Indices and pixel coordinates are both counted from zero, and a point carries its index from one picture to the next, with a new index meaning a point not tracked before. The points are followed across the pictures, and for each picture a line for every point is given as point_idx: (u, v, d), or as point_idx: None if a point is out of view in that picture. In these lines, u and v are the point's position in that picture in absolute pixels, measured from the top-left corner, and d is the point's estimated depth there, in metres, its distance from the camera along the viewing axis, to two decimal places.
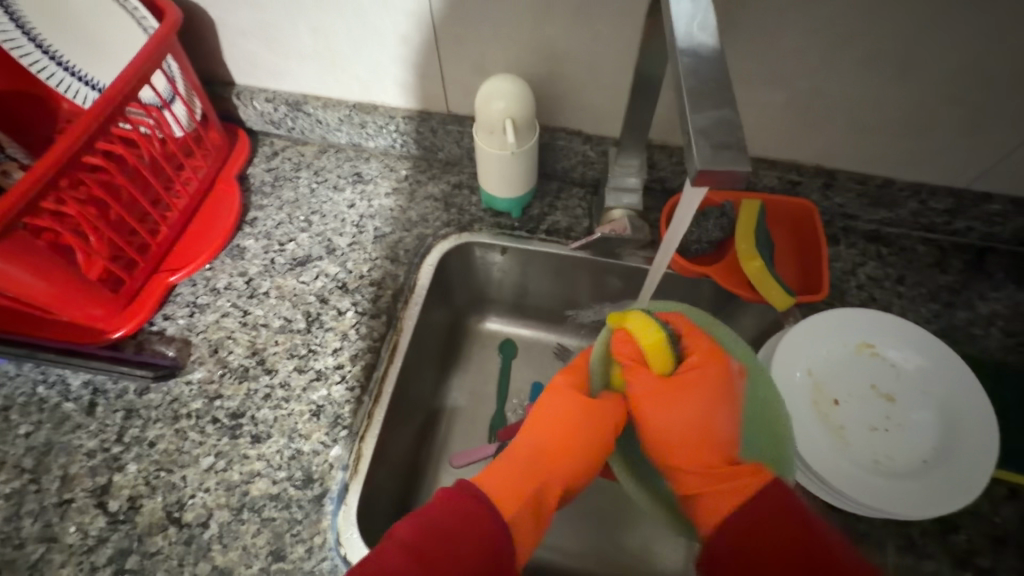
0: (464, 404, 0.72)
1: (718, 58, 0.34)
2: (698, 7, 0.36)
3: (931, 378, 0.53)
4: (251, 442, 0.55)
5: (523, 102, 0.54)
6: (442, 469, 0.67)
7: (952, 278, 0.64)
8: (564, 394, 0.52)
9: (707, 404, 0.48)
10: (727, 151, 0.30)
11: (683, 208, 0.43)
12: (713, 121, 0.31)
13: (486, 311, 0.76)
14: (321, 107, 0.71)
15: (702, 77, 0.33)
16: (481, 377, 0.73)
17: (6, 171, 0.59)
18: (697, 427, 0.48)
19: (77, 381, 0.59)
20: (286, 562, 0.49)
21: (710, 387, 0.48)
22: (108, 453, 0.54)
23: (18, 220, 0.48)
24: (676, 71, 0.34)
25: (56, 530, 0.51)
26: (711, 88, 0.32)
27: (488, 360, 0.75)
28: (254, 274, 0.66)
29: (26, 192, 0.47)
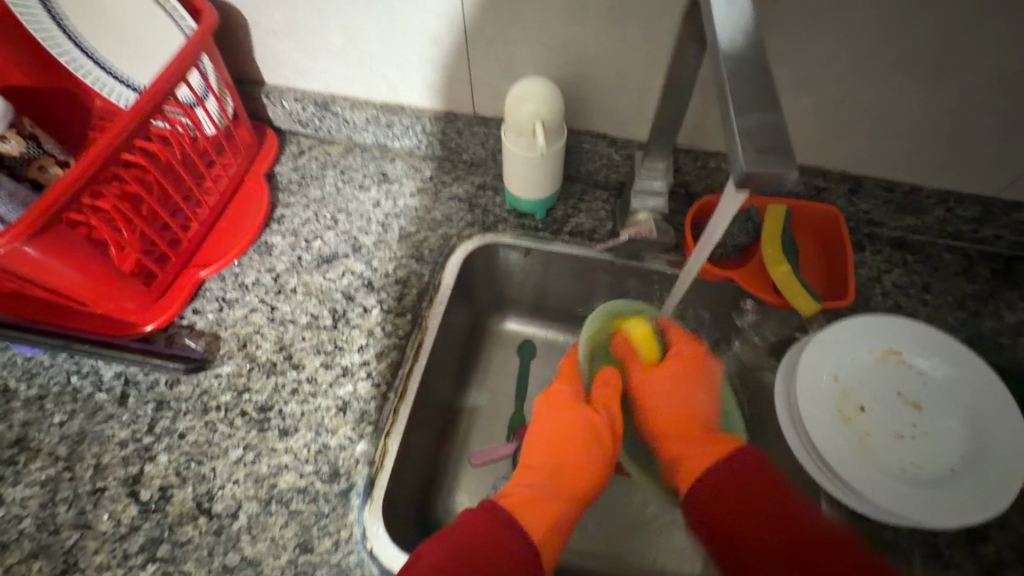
0: (484, 404, 0.73)
1: (759, 64, 0.34)
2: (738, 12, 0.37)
3: (959, 386, 0.53)
4: (279, 435, 0.56)
5: (552, 105, 0.55)
6: (462, 468, 0.68)
7: (979, 287, 0.64)
8: (558, 404, 0.60)
9: (693, 387, 0.60)
10: (771, 155, 0.30)
11: (719, 211, 0.43)
12: (757, 127, 0.31)
13: (507, 311, 0.76)
14: (349, 107, 0.72)
15: (743, 82, 0.33)
16: (502, 377, 0.74)
17: (43, 165, 0.60)
18: (677, 407, 0.59)
19: (110, 372, 0.60)
20: (314, 555, 0.50)
21: (683, 373, 0.61)
22: (139, 444, 0.55)
23: (60, 214, 0.49)
24: (718, 76, 0.34)
25: (89, 517, 0.52)
26: (753, 93, 0.33)
27: (508, 360, 0.75)
28: (281, 270, 0.67)
29: (68, 186, 0.49)
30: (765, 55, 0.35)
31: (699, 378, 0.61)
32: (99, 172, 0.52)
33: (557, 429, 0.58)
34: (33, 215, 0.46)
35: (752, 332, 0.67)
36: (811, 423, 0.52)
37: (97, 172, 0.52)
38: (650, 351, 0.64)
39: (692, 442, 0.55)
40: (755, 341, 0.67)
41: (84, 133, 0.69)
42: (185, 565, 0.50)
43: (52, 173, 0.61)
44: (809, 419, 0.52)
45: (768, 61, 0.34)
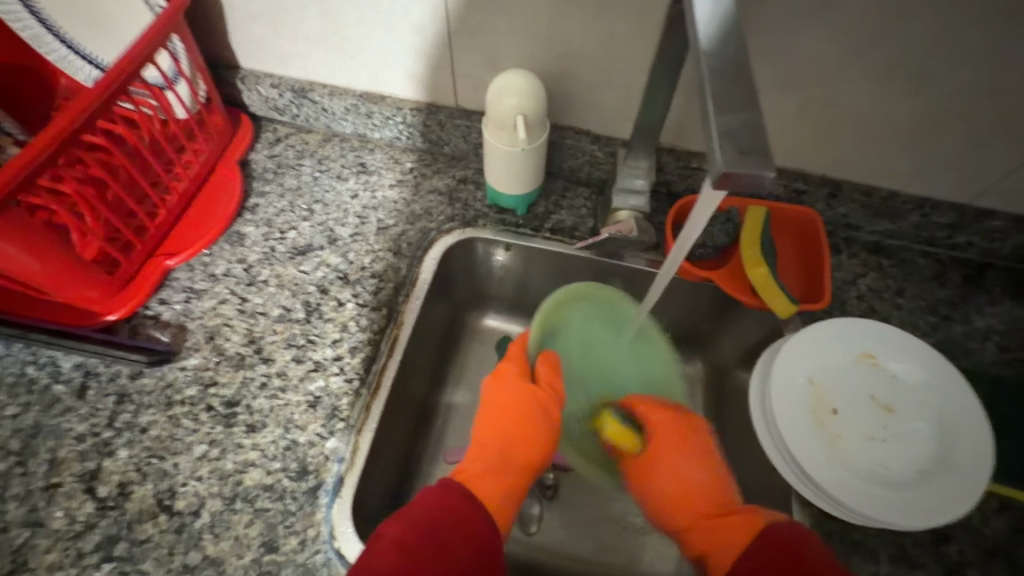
0: (461, 401, 0.72)
1: (741, 61, 0.34)
2: (721, 9, 0.36)
3: (930, 390, 0.53)
4: (247, 431, 0.54)
5: (535, 99, 0.54)
6: (436, 465, 0.67)
7: (951, 291, 0.65)
8: (510, 385, 0.58)
9: (683, 468, 0.57)
10: (749, 154, 0.29)
11: (697, 210, 0.43)
12: (736, 124, 0.30)
13: (486, 308, 0.75)
14: (328, 95, 0.70)
15: (725, 79, 0.33)
16: (479, 374, 0.73)
17: (1, 146, 0.58)
18: (681, 487, 0.56)
19: (69, 363, 0.57)
20: (279, 554, 0.48)
21: (680, 451, 0.57)
22: (98, 438, 0.53)
23: (14, 196, 0.46)
24: (699, 72, 0.34)
25: (42, 514, 0.50)
26: (734, 90, 0.32)
27: (486, 357, 0.74)
28: (253, 261, 0.65)
29: (22, 167, 0.46)
30: (747, 52, 0.34)
31: (699, 450, 0.58)
32: (60, 155, 0.50)
33: (505, 408, 0.57)
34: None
35: (730, 333, 0.67)
36: (783, 425, 0.52)
37: (55, 153, 0.49)
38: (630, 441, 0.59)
39: (718, 529, 0.51)
40: (732, 341, 0.67)
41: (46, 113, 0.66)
42: (143, 565, 0.48)
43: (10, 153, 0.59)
44: (781, 421, 0.52)
45: (750, 58, 0.34)
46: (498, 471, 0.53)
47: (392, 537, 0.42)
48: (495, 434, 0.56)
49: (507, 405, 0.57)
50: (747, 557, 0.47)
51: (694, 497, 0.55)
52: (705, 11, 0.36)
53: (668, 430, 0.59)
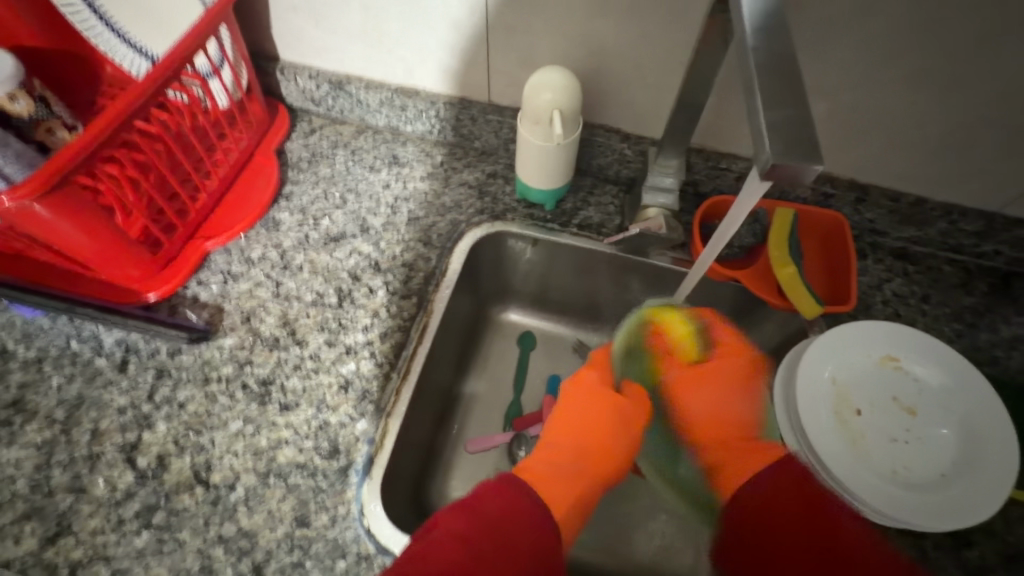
0: (483, 391, 0.73)
1: (786, 60, 0.35)
2: (766, 10, 0.37)
3: (955, 395, 0.54)
4: (280, 410, 0.56)
5: (571, 94, 0.55)
6: (458, 453, 0.68)
7: (976, 300, 0.65)
8: (585, 392, 0.58)
9: (731, 391, 0.58)
10: (797, 148, 0.30)
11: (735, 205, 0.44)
12: (783, 120, 0.31)
13: (509, 302, 0.77)
14: (364, 88, 0.71)
15: (770, 77, 0.34)
16: (501, 366, 0.75)
17: (51, 128, 0.59)
18: (713, 412, 0.58)
19: (110, 338, 0.60)
20: (310, 529, 0.50)
21: (734, 377, 0.59)
22: (138, 411, 0.55)
23: (71, 176, 0.49)
24: (745, 70, 0.35)
25: (85, 481, 0.52)
26: (780, 87, 0.33)
27: (507, 350, 0.76)
28: (288, 247, 0.66)
29: (81, 147, 0.48)
30: (793, 51, 0.35)
31: (744, 378, 0.59)
32: (113, 135, 0.52)
33: (588, 416, 0.56)
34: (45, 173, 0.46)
35: (752, 333, 0.67)
36: (808, 423, 0.53)
37: (110, 135, 0.51)
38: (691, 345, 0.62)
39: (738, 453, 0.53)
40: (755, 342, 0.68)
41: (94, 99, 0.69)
42: (181, 533, 0.49)
43: (59, 137, 0.60)
44: (806, 419, 0.53)
45: (796, 57, 0.35)
46: (571, 472, 0.51)
47: (451, 531, 0.39)
48: (572, 440, 0.54)
49: (591, 412, 0.56)
50: (765, 472, 0.50)
51: (727, 424, 0.57)
52: (751, 12, 0.37)
53: (722, 357, 0.60)
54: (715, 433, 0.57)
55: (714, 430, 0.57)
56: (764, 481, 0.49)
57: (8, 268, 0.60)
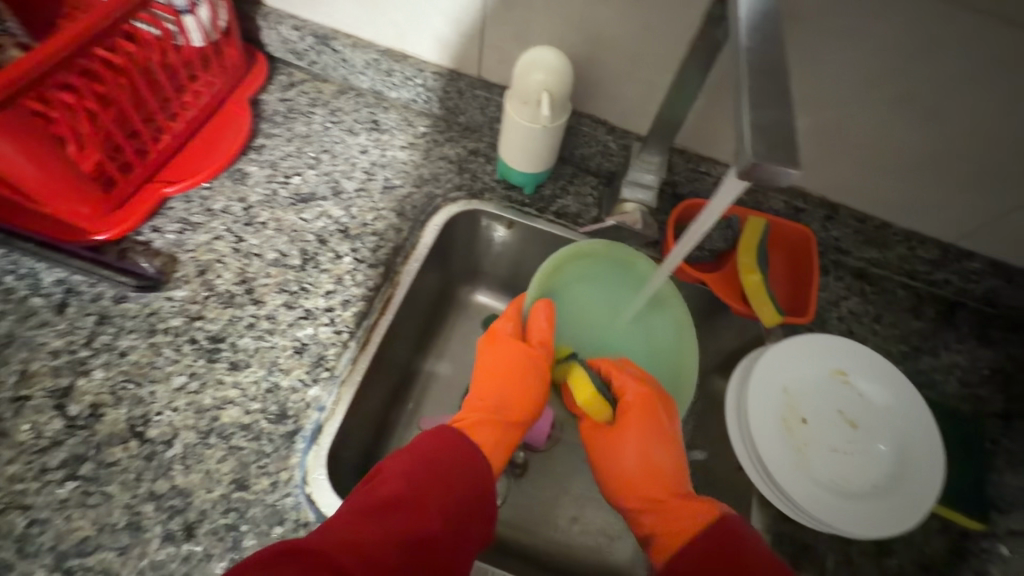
0: (442, 370, 0.72)
1: (778, 63, 0.35)
2: (762, 14, 0.37)
3: (894, 413, 0.56)
4: (228, 368, 0.54)
5: (563, 78, 0.54)
6: (411, 429, 0.68)
7: (924, 325, 0.68)
8: (504, 341, 0.60)
9: (648, 442, 0.57)
10: (778, 149, 0.30)
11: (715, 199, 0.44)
12: (768, 123, 0.31)
13: (478, 284, 0.76)
14: (350, 46, 0.69)
15: (761, 78, 0.34)
16: (463, 347, 0.74)
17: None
18: (641, 467, 0.56)
19: (50, 278, 0.56)
20: (248, 493, 0.48)
21: (643, 420, 0.57)
22: (74, 356, 0.52)
23: (25, 94, 0.45)
24: (737, 68, 0.35)
25: (7, 425, 0.49)
26: (769, 90, 0.33)
27: (471, 332, 0.75)
28: (253, 202, 0.64)
29: (38, 64, 0.45)
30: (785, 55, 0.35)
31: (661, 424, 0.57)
32: (70, 60, 0.48)
33: (505, 376, 0.58)
34: None
35: (712, 337, 0.69)
36: (755, 427, 0.54)
37: (68, 57, 0.48)
38: (594, 408, 0.59)
39: (670, 510, 0.53)
40: (714, 346, 0.69)
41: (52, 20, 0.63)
42: (109, 487, 0.47)
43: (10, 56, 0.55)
44: (754, 424, 0.54)
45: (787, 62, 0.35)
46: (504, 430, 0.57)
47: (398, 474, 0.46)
48: (493, 384, 0.58)
49: (505, 367, 0.59)
50: (698, 541, 0.49)
51: (654, 482, 0.56)
52: (749, 15, 0.37)
53: (629, 402, 0.58)
54: (638, 493, 0.56)
55: (642, 490, 0.56)
56: (701, 549, 0.48)
57: None
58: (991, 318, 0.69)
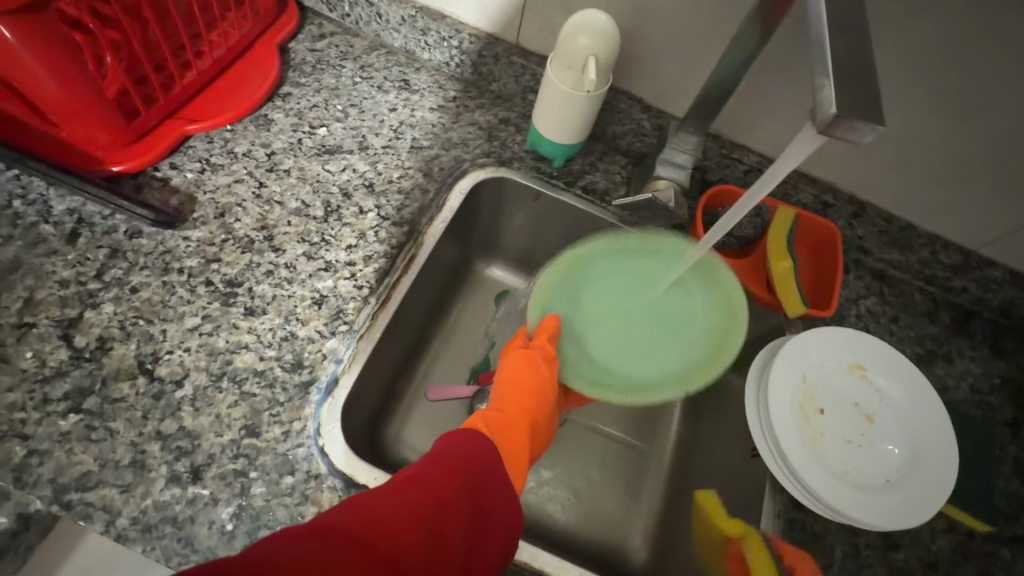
0: (454, 341, 0.71)
1: (856, 22, 0.34)
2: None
3: (910, 409, 0.56)
4: (244, 313, 0.52)
5: (609, 45, 0.53)
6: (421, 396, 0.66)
7: (939, 330, 0.68)
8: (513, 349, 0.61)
9: None
10: (860, 105, 0.30)
11: (774, 165, 0.42)
12: (848, 78, 0.31)
13: (493, 258, 0.75)
14: (387, 0, 0.67)
15: (840, 34, 0.33)
16: (474, 320, 0.73)
17: None
18: None
19: (61, 206, 0.53)
20: (259, 440, 0.47)
21: None
22: (82, 287, 0.50)
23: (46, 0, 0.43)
24: (814, 26, 0.34)
25: (10, 351, 0.46)
26: (849, 50, 0.32)
27: (484, 306, 0.74)
28: (277, 148, 0.62)
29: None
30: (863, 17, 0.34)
31: None
32: None
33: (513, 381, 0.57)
34: None
35: None
36: (775, 415, 0.54)
37: None
38: None
39: None
40: None
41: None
42: (113, 423, 0.45)
43: None
44: (773, 411, 0.54)
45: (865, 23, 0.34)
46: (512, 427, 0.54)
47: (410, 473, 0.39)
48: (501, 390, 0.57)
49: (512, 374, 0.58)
50: None
51: None
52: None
53: None
54: None
55: None
56: None
57: None
58: (1003, 328, 0.69)
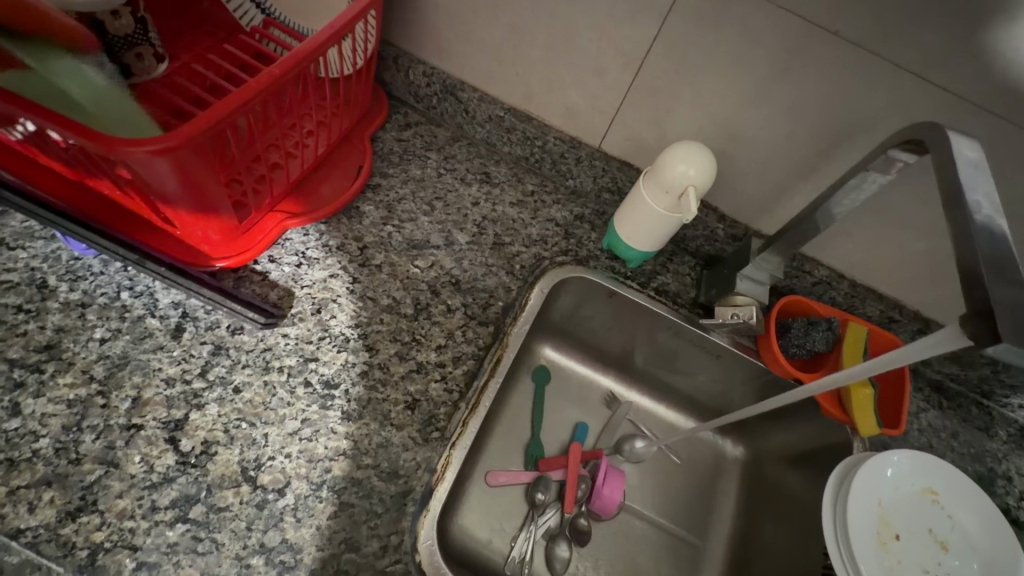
0: (503, 421, 0.74)
1: (1013, 260, 0.36)
2: (975, 197, 0.38)
3: (982, 540, 0.57)
4: (341, 418, 0.52)
5: (708, 175, 0.55)
6: (475, 485, 0.69)
7: (997, 445, 0.69)
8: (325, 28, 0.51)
9: None
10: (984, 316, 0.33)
11: (913, 346, 0.43)
12: (1015, 318, 0.32)
13: (549, 339, 0.78)
14: (476, 99, 0.69)
15: (999, 272, 0.34)
16: (519, 401, 0.76)
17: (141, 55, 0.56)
18: None
19: (166, 299, 0.55)
20: (359, 555, 0.47)
21: None
22: (188, 388, 0.51)
23: (214, 131, 0.45)
24: (971, 257, 0.35)
25: (118, 455, 0.47)
26: (1010, 294, 0.34)
27: (521, 385, 0.76)
28: (369, 242, 0.63)
29: (237, 103, 0.45)
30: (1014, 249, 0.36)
31: None
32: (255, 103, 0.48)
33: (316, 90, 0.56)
34: (189, 134, 0.42)
35: (785, 424, 0.73)
36: (855, 542, 0.54)
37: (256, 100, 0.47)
38: None
39: None
40: (785, 434, 0.73)
41: (180, 30, 0.64)
42: (219, 535, 0.46)
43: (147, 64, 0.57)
44: (854, 538, 0.54)
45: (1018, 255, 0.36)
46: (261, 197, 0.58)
47: None
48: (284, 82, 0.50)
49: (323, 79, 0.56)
50: None
51: None
52: (961, 188, 0.39)
53: None
54: None
55: None
56: None
57: (67, 193, 0.54)
58: None
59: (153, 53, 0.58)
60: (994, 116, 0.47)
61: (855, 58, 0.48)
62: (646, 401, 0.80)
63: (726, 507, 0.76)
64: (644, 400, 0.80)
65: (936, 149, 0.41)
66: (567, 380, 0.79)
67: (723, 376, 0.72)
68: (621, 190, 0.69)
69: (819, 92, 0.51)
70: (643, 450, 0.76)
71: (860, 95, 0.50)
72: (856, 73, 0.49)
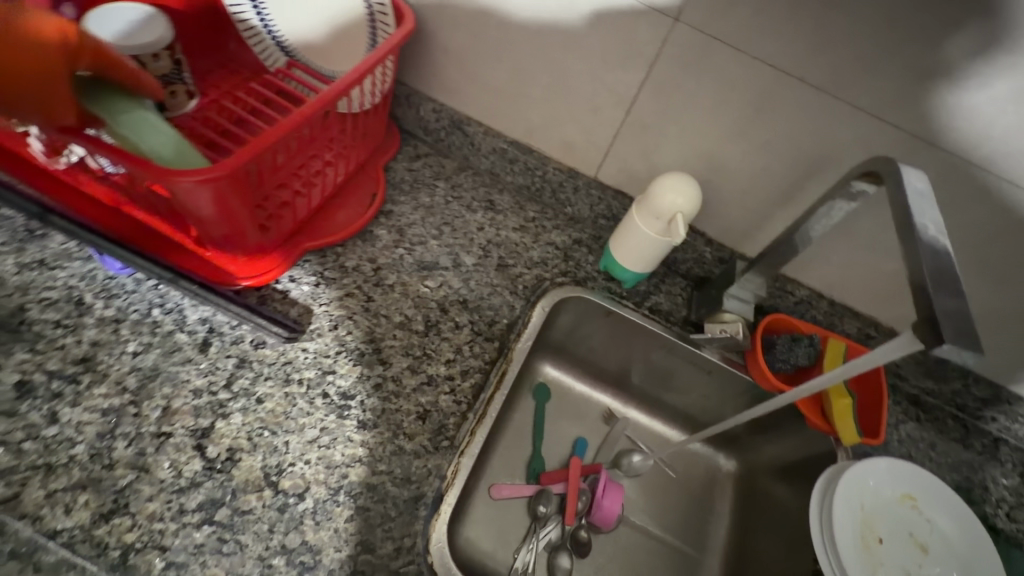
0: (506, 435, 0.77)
1: (955, 274, 0.41)
2: (923, 221, 0.44)
3: (959, 545, 0.61)
4: (357, 427, 0.56)
5: (694, 202, 0.61)
6: (480, 497, 0.72)
7: (972, 456, 0.73)
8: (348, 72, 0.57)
9: None
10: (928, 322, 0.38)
11: (880, 352, 0.48)
12: (954, 325, 0.37)
13: (549, 357, 0.82)
14: (482, 133, 0.75)
15: (941, 284, 0.40)
16: (521, 416, 0.79)
17: (174, 93, 0.61)
18: None
19: (193, 315, 0.58)
20: (374, 556, 0.50)
21: None
22: (214, 398, 0.54)
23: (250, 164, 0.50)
24: (920, 272, 0.41)
25: (149, 460, 0.50)
26: (951, 305, 0.39)
27: (523, 400, 0.80)
28: (382, 264, 0.68)
29: (273, 138, 0.50)
30: (956, 265, 0.42)
31: None
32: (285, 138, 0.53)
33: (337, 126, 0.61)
34: (230, 167, 0.47)
35: (774, 437, 0.77)
36: (840, 543, 0.58)
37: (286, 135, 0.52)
38: None
39: None
40: (774, 447, 0.77)
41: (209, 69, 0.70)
42: (243, 537, 0.48)
43: (178, 100, 0.63)
44: (838, 539, 0.58)
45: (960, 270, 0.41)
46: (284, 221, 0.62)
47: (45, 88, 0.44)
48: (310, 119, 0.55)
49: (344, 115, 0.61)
50: None
51: None
52: (911, 213, 0.44)
53: None
54: None
55: None
56: None
57: (103, 217, 0.58)
58: None
59: (185, 90, 0.63)
60: (942, 151, 0.53)
61: (823, 100, 0.54)
62: (642, 416, 0.84)
63: (721, 519, 0.79)
64: (641, 416, 0.84)
65: (889, 182, 0.47)
66: (566, 396, 0.83)
67: (714, 391, 0.76)
68: (616, 216, 0.75)
69: (792, 129, 0.58)
70: (640, 463, 0.79)
71: (827, 133, 0.56)
72: (825, 113, 0.55)
